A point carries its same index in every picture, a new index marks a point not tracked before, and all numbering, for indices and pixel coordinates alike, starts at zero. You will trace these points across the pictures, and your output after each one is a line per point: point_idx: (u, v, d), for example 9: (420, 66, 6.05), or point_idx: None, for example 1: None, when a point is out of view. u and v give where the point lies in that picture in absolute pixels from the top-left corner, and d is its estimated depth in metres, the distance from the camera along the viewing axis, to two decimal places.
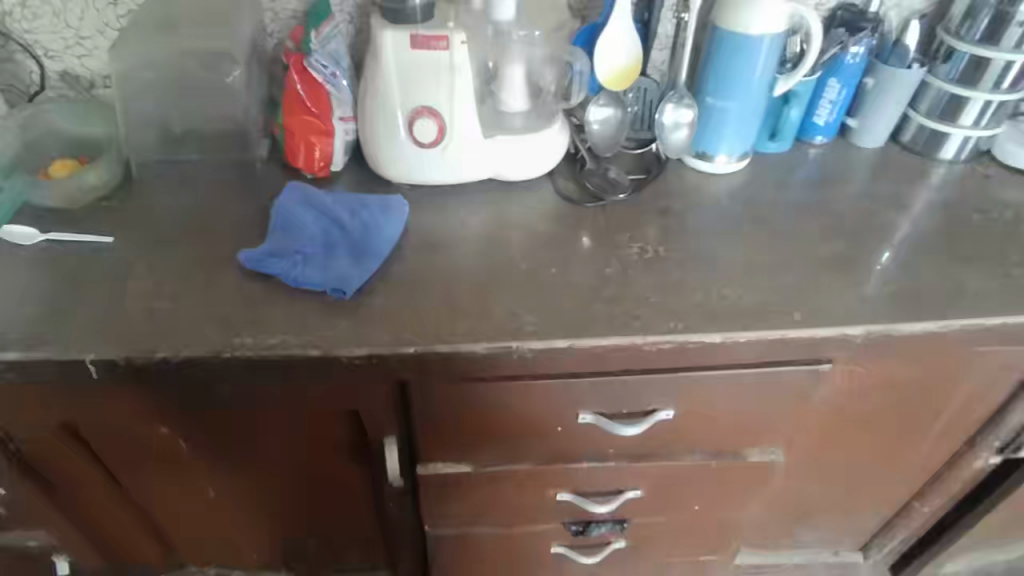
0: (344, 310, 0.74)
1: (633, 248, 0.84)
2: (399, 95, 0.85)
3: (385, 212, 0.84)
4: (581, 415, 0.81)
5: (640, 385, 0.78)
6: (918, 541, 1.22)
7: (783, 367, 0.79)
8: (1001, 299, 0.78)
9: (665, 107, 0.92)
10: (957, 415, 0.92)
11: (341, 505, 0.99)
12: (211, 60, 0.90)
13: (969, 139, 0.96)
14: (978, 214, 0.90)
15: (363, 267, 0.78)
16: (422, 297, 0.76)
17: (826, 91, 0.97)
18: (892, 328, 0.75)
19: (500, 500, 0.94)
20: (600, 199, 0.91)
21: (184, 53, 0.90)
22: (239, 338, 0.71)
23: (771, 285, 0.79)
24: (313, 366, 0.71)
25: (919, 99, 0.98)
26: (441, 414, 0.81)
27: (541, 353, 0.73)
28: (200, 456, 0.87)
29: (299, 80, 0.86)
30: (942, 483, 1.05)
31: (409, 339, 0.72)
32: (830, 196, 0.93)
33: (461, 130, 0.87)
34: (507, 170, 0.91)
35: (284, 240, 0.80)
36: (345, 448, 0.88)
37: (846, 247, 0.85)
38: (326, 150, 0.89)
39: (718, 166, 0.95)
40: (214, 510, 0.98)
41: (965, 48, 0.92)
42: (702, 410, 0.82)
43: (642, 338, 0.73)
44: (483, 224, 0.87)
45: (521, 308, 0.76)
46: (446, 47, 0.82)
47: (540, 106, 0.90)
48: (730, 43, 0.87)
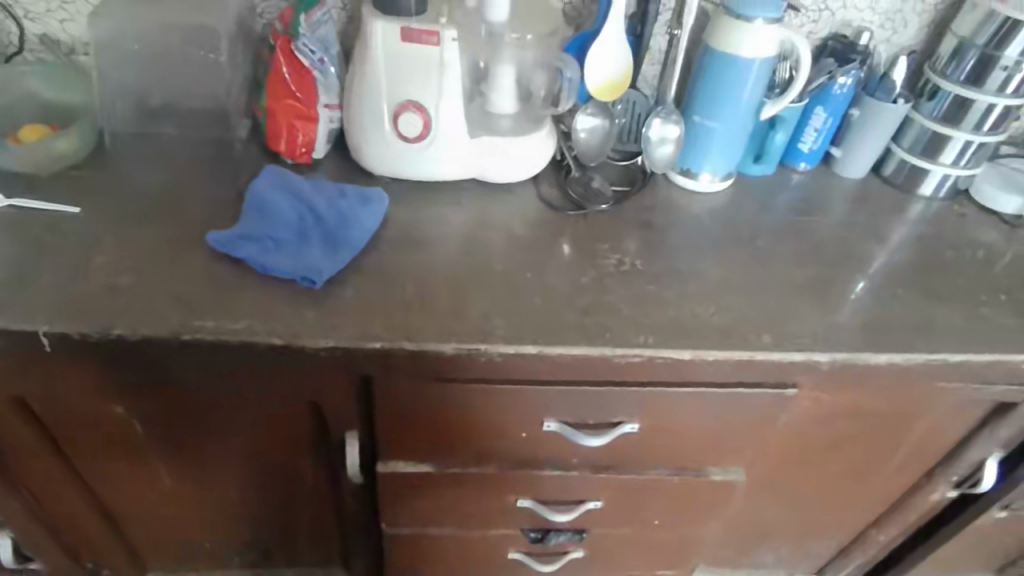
0: (313, 300, 0.73)
1: (611, 258, 0.84)
2: (386, 87, 0.84)
3: (365, 205, 0.82)
4: (547, 422, 0.81)
5: (607, 396, 0.78)
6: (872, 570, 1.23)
7: (751, 388, 0.79)
8: (966, 336, 0.79)
9: (653, 121, 0.92)
10: (917, 446, 0.93)
11: (299, 497, 0.98)
12: (192, 34, 0.87)
13: (948, 177, 0.98)
14: (952, 250, 0.92)
15: (336, 258, 0.76)
16: (393, 292, 0.75)
17: (813, 119, 0.98)
18: (858, 356, 0.76)
19: (461, 502, 0.93)
20: (582, 208, 0.90)
21: (166, 25, 0.87)
22: (200, 321, 0.69)
23: (744, 306, 0.79)
24: (276, 355, 0.70)
25: (902, 135, 0.99)
26: (406, 412, 0.80)
27: (509, 358, 0.72)
28: (156, 440, 0.86)
29: (285, 63, 0.85)
30: (899, 513, 1.06)
31: (375, 334, 0.70)
32: (809, 222, 0.94)
33: (447, 127, 0.86)
34: (490, 171, 0.90)
35: (256, 222, 0.78)
36: (306, 437, 0.87)
37: (820, 273, 0.86)
38: (309, 137, 0.88)
39: (702, 184, 0.95)
40: (167, 495, 0.96)
41: (950, 87, 0.94)
42: (667, 424, 0.82)
43: (612, 350, 0.73)
44: (462, 224, 0.87)
45: (493, 311, 0.75)
46: (437, 43, 0.82)
47: (528, 110, 0.91)
48: (720, 64, 0.88)
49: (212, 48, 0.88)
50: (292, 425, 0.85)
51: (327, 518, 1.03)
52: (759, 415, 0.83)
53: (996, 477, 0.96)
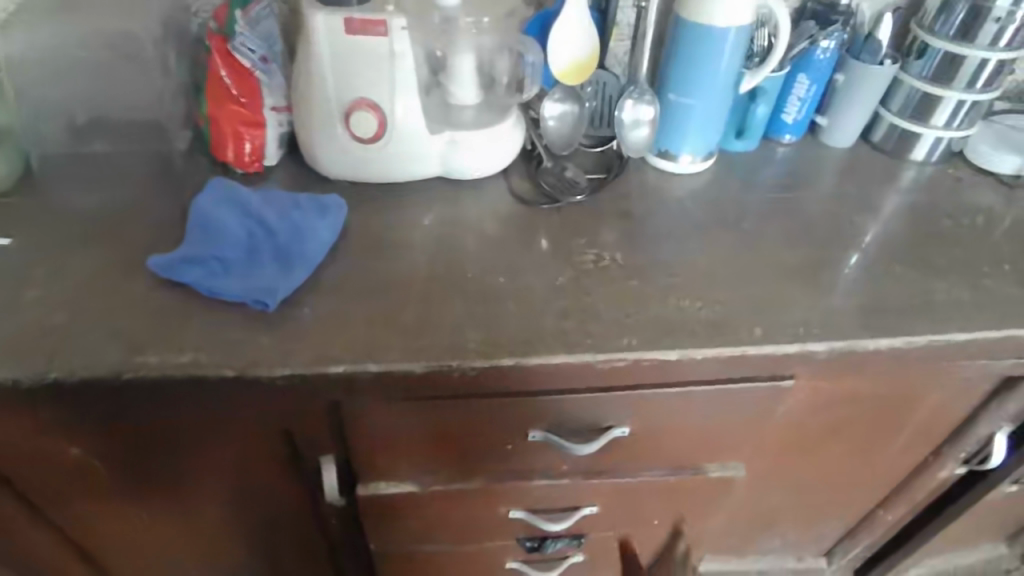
0: (266, 324, 0.67)
1: (589, 255, 0.78)
2: (334, 85, 0.78)
3: (321, 214, 0.76)
4: (531, 432, 0.76)
5: (592, 402, 0.73)
6: (880, 548, 1.20)
7: (744, 383, 0.74)
8: (969, 312, 0.74)
9: (625, 103, 0.86)
10: (922, 426, 0.89)
11: (285, 521, 0.92)
12: (117, 41, 0.81)
13: (941, 140, 0.92)
14: (948, 219, 0.87)
15: (291, 276, 0.70)
16: (353, 309, 0.69)
17: (796, 88, 0.92)
18: (856, 344, 0.71)
19: (450, 517, 0.89)
20: (556, 200, 0.85)
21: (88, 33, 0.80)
22: (142, 357, 0.64)
23: (731, 296, 0.74)
24: (229, 388, 0.65)
25: (891, 98, 0.94)
26: (381, 433, 0.75)
27: (483, 372, 0.67)
28: (121, 477, 0.81)
29: (223, 65, 0.78)
30: (907, 493, 1.02)
31: (336, 358, 0.65)
32: (797, 198, 0.88)
33: (405, 124, 0.80)
34: (455, 168, 0.84)
35: (201, 242, 0.72)
36: (280, 461, 0.81)
37: (811, 253, 0.80)
38: (257, 144, 0.81)
39: (682, 166, 0.89)
40: (146, 530, 0.91)
41: (939, 44, 0.87)
42: (660, 425, 0.78)
43: (593, 356, 0.67)
44: (427, 227, 0.81)
45: (464, 322, 0.70)
46: (385, 33, 0.75)
47: (491, 99, 0.84)
48: (693, 35, 0.81)
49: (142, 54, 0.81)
50: (266, 454, 0.80)
51: (317, 543, 0.98)
52: (755, 409, 0.78)
53: (1006, 452, 0.92)
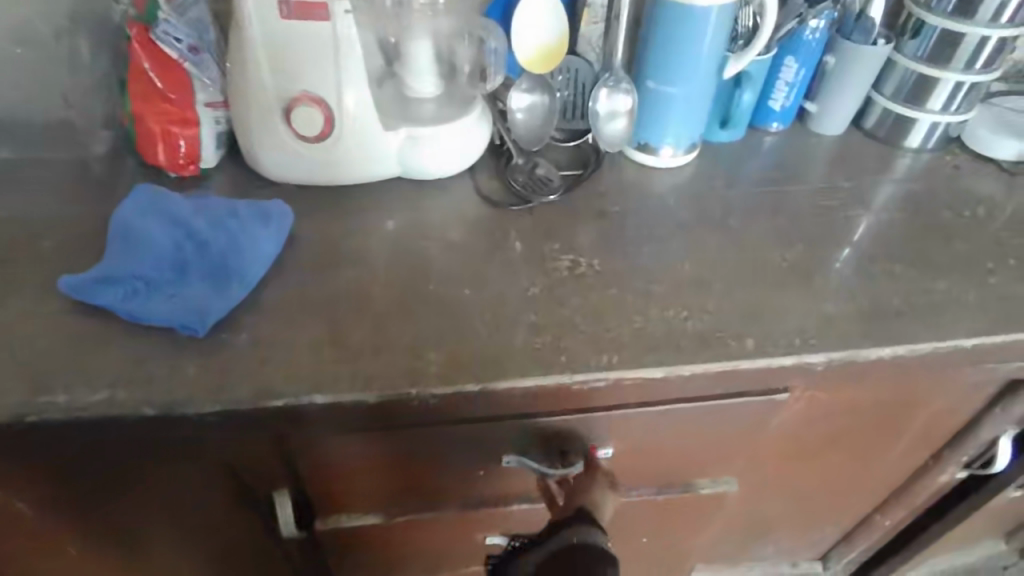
0: (197, 352, 0.59)
1: (563, 261, 0.71)
2: (273, 78, 0.70)
3: (262, 223, 0.68)
4: (504, 458, 0.67)
5: (570, 424, 0.66)
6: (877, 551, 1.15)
7: (736, 398, 0.68)
8: (976, 314, 0.68)
9: (599, 93, 0.80)
10: (923, 431, 0.84)
11: (244, 557, 0.81)
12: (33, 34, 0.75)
13: (938, 125, 0.86)
14: (948, 211, 0.80)
15: (225, 296, 0.62)
16: (299, 332, 0.62)
17: (783, 72, 0.85)
18: (856, 354, 0.64)
19: (421, 545, 0.83)
20: (527, 201, 0.77)
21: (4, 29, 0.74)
22: (50, 396, 0.56)
23: (719, 303, 0.68)
24: (154, 427, 0.57)
25: (884, 81, 0.87)
26: (337, 463, 0.68)
27: (446, 400, 0.59)
28: (48, 515, 0.71)
29: (146, 57, 0.71)
30: (905, 498, 0.97)
31: (277, 390, 0.58)
32: (786, 192, 0.82)
33: (355, 120, 0.72)
34: (415, 168, 0.76)
35: (121, 259, 0.63)
36: (228, 491, 0.70)
37: (803, 252, 0.74)
38: (191, 145, 0.73)
39: (662, 160, 0.82)
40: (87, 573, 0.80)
41: (935, 21, 0.81)
42: (645, 443, 0.71)
43: (569, 377, 0.60)
44: (384, 233, 0.73)
45: (423, 342, 0.62)
46: (327, 17, 0.67)
47: (452, 90, 0.76)
48: (672, 16, 0.74)
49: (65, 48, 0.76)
50: (212, 496, 0.71)
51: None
52: (746, 423, 0.72)
53: (1011, 456, 0.87)
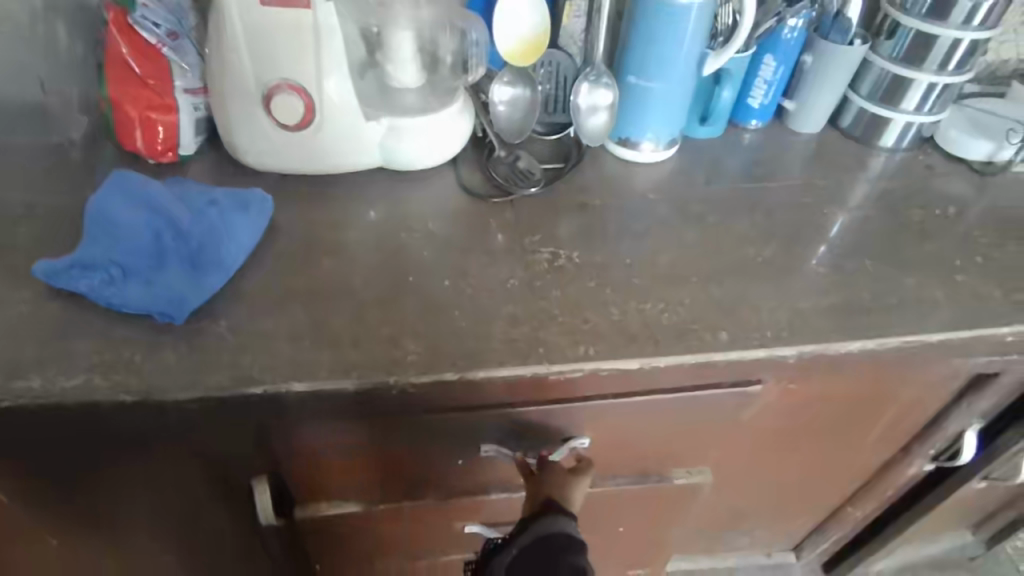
0: (175, 339, 0.59)
1: (544, 253, 0.72)
2: (252, 66, 0.69)
3: (241, 212, 0.67)
4: (483, 447, 0.68)
5: (548, 413, 0.67)
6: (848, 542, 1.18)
7: (711, 390, 0.69)
8: (944, 310, 0.70)
9: (580, 87, 0.79)
10: (893, 424, 0.86)
11: (228, 546, 0.81)
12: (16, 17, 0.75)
13: (911, 125, 0.88)
14: (920, 209, 0.82)
15: (204, 283, 0.62)
16: (278, 321, 0.62)
17: (762, 70, 0.87)
18: (826, 347, 0.66)
19: (400, 535, 0.83)
20: (508, 193, 0.78)
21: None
22: (24, 381, 0.55)
23: (695, 297, 0.69)
24: (131, 414, 0.57)
25: (860, 80, 0.89)
26: (316, 452, 0.68)
27: (424, 389, 0.60)
28: (28, 506, 0.70)
29: (123, 42, 0.70)
30: (876, 490, 0.99)
31: (254, 378, 0.58)
32: (763, 189, 0.83)
33: (336, 109, 0.72)
34: (396, 158, 0.77)
35: (98, 246, 0.63)
36: (209, 480, 0.71)
37: (779, 248, 0.76)
38: (170, 131, 0.73)
39: (643, 154, 0.83)
40: (68, 564, 0.80)
41: (910, 23, 0.83)
42: (623, 432, 0.72)
43: (546, 367, 0.61)
44: (366, 224, 0.73)
45: (403, 332, 0.62)
46: (308, 5, 0.67)
47: (435, 81, 0.76)
48: (653, 13, 0.75)
49: (49, 32, 0.77)
50: (189, 482, 0.70)
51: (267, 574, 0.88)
52: (721, 415, 0.73)
53: (975, 449, 0.89)
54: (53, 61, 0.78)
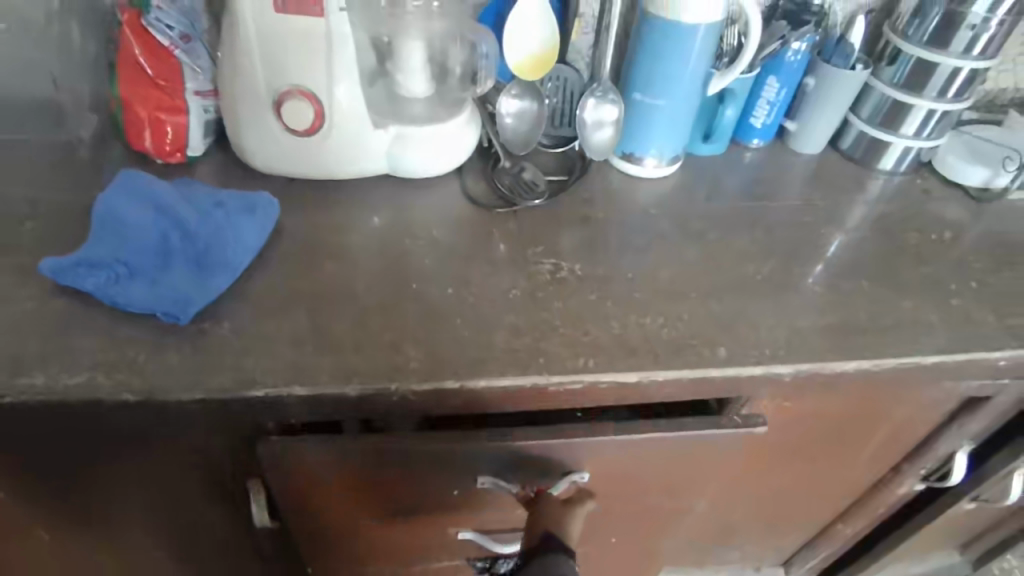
0: (180, 339, 0.60)
1: (546, 264, 0.73)
2: (264, 71, 0.70)
3: (248, 213, 0.68)
4: (480, 479, 0.69)
5: (547, 449, 0.68)
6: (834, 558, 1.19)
7: (712, 430, 0.71)
8: (939, 332, 0.71)
9: (586, 102, 0.81)
10: (885, 444, 0.87)
11: (224, 545, 0.81)
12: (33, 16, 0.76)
13: (910, 150, 0.89)
14: (916, 232, 0.83)
15: (209, 284, 0.63)
16: (281, 324, 0.62)
17: (765, 91, 0.88)
18: (822, 366, 0.67)
19: (392, 544, 0.84)
20: (512, 203, 0.79)
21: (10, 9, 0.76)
22: (28, 377, 0.56)
23: (695, 313, 0.70)
24: (132, 413, 0.57)
25: (861, 103, 0.90)
26: (311, 475, 0.68)
27: (424, 396, 0.60)
28: (23, 500, 0.70)
29: (136, 43, 0.71)
30: (867, 508, 1.00)
31: (257, 380, 0.58)
32: (763, 207, 0.84)
33: (345, 116, 0.73)
34: (403, 165, 0.77)
35: (106, 244, 0.63)
36: (208, 480, 0.71)
37: (777, 266, 0.77)
38: (178, 132, 0.73)
39: (646, 169, 0.84)
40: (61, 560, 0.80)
41: (912, 50, 0.84)
42: (623, 468, 0.73)
43: (545, 378, 0.62)
44: (370, 230, 0.74)
45: (406, 338, 0.63)
46: (322, 13, 0.68)
47: (443, 92, 0.77)
48: (660, 31, 0.76)
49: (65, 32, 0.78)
50: (185, 480, 0.70)
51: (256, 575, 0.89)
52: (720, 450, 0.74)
53: (965, 471, 0.90)
54: (66, 59, 0.78)
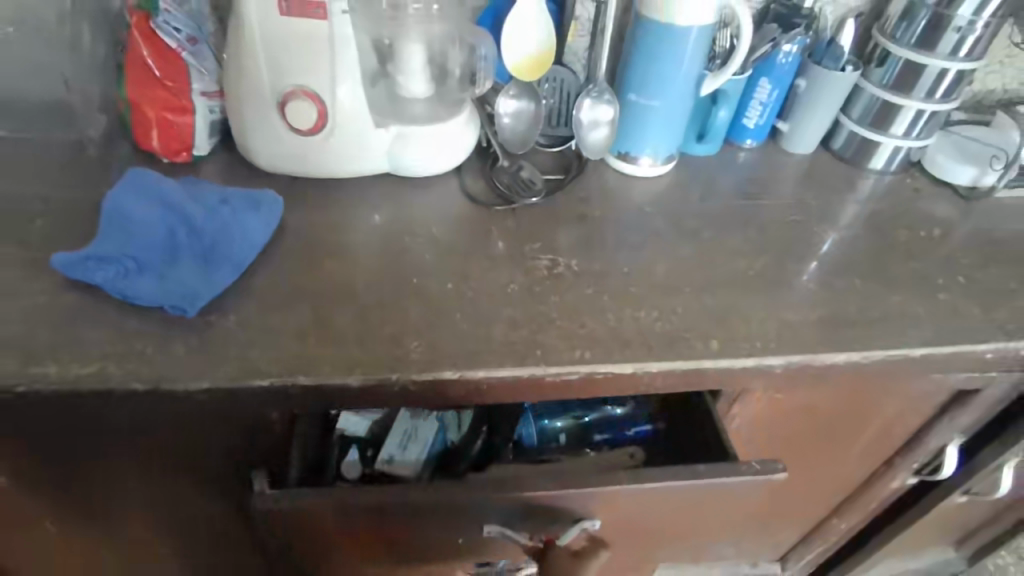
0: (187, 330, 0.62)
1: (543, 260, 0.74)
2: (269, 72, 0.72)
3: (253, 210, 0.70)
4: (486, 527, 0.72)
5: (558, 497, 0.70)
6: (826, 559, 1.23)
7: (730, 477, 0.71)
8: (928, 325, 0.73)
9: (582, 103, 0.83)
10: (876, 438, 0.89)
11: (227, 535, 0.83)
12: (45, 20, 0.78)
13: (899, 149, 0.91)
14: (906, 230, 0.85)
15: (214, 278, 0.64)
16: (285, 316, 0.64)
17: (757, 92, 0.90)
18: (813, 358, 0.68)
19: None
20: (510, 202, 0.80)
21: (22, 13, 0.78)
22: (40, 368, 0.57)
23: (689, 307, 0.71)
24: (141, 403, 0.59)
25: (852, 104, 0.92)
26: (323, 523, 0.68)
27: (425, 386, 0.62)
28: (29, 493, 0.71)
29: (144, 45, 0.72)
30: (859, 502, 1.01)
31: (263, 371, 0.60)
32: (755, 205, 0.86)
33: (348, 116, 0.75)
34: (403, 164, 0.79)
35: (116, 239, 0.65)
36: (212, 469, 0.72)
37: (770, 262, 0.78)
38: (185, 132, 0.75)
39: (642, 168, 0.86)
40: (67, 551, 0.81)
41: (900, 52, 0.86)
42: (632, 511, 0.76)
43: (543, 369, 0.64)
44: (372, 227, 0.76)
45: (407, 330, 0.65)
46: (325, 16, 0.70)
47: (442, 93, 0.79)
48: (654, 34, 0.78)
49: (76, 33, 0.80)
50: (190, 469, 0.72)
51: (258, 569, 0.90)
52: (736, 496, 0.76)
53: (956, 465, 0.92)
54: (75, 61, 0.80)
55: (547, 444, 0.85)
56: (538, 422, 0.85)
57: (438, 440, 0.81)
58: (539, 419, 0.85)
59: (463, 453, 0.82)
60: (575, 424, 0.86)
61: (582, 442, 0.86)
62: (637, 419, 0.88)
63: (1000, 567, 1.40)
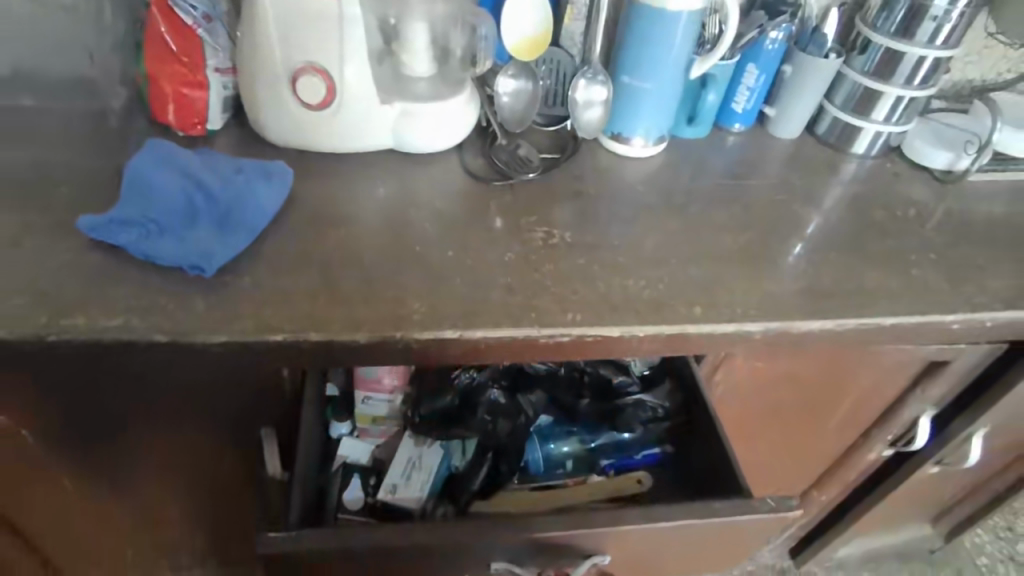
0: (204, 289, 0.66)
1: (539, 232, 0.78)
2: (280, 49, 0.76)
3: (265, 179, 0.74)
4: (494, 564, 0.77)
5: (573, 536, 0.74)
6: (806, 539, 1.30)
7: (745, 514, 0.76)
8: (900, 296, 0.78)
9: (577, 83, 0.87)
10: (853, 410, 0.94)
11: (242, 488, 0.87)
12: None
13: (880, 135, 0.95)
14: (883, 210, 0.90)
15: (229, 242, 0.68)
16: (295, 279, 0.68)
17: (745, 77, 0.94)
18: (790, 325, 0.73)
19: None
20: (509, 177, 0.85)
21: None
22: (68, 320, 0.62)
23: (675, 277, 0.76)
24: (162, 355, 0.63)
25: (835, 91, 0.97)
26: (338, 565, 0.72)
27: (426, 345, 0.66)
28: (54, 452, 0.73)
29: (163, 22, 0.76)
30: (840, 474, 1.06)
31: (274, 327, 0.64)
32: (742, 186, 0.90)
33: (354, 92, 0.79)
34: (407, 141, 0.83)
35: (138, 204, 0.69)
36: (231, 420, 0.76)
37: (754, 238, 0.83)
38: (199, 106, 0.79)
39: (634, 148, 0.90)
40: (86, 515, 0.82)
41: (880, 39, 0.90)
42: (643, 549, 0.80)
43: (537, 330, 0.68)
44: (377, 200, 0.80)
45: (409, 293, 0.69)
46: None
47: (445, 72, 0.84)
48: (647, 18, 0.82)
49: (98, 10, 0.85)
50: (209, 422, 0.76)
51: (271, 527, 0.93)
52: (748, 532, 0.80)
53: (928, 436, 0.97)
54: (98, 34, 0.85)
55: (553, 470, 0.92)
56: (544, 447, 0.92)
57: (441, 468, 0.88)
58: (545, 444, 0.92)
59: (466, 484, 0.87)
60: (581, 449, 0.93)
61: (590, 467, 0.93)
62: (645, 443, 0.94)
63: (976, 545, 1.45)
